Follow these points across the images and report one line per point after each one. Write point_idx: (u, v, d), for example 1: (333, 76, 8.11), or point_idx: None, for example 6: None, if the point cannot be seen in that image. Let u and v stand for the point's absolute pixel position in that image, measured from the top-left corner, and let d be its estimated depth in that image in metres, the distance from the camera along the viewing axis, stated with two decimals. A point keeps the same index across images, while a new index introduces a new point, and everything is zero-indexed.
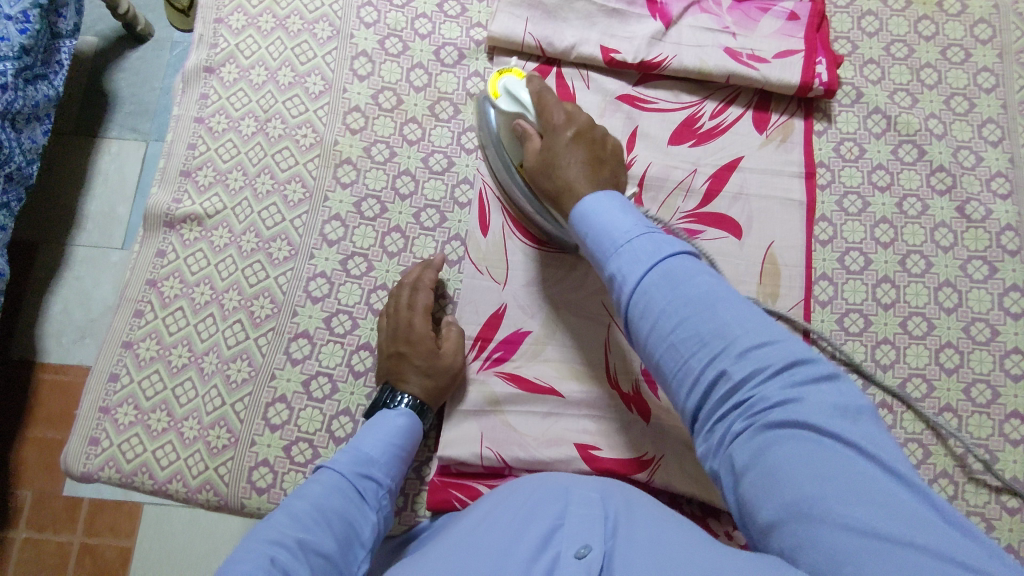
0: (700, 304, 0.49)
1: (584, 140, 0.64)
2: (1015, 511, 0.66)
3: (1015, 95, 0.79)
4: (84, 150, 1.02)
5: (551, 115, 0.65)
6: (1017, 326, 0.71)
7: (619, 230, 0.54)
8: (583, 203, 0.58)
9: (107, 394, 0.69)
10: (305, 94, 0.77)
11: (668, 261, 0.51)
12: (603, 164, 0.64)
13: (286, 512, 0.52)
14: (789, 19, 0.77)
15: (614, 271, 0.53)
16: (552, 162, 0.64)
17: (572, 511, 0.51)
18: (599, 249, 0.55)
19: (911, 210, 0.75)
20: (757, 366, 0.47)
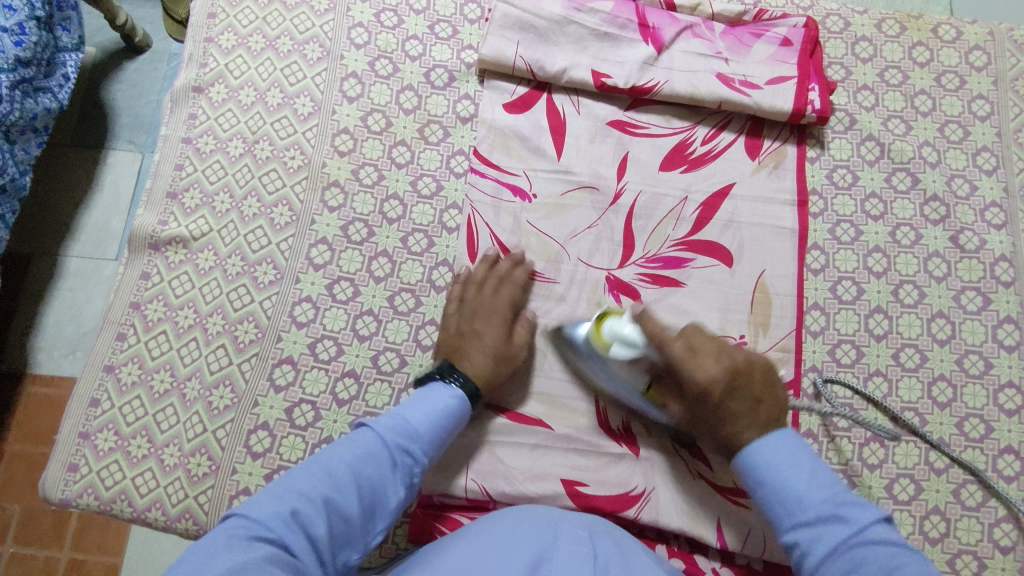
0: (880, 565, 0.50)
1: (741, 384, 0.60)
2: (1008, 550, 0.65)
3: (1011, 123, 0.78)
4: (80, 161, 1.05)
5: (690, 374, 0.59)
6: (1011, 359, 0.70)
7: (796, 486, 0.55)
8: (755, 443, 0.58)
9: (87, 419, 0.68)
10: (294, 115, 0.76)
11: (853, 526, 0.52)
12: (761, 403, 0.60)
13: (322, 466, 0.54)
14: (783, 45, 0.77)
15: (797, 541, 0.54)
16: (712, 411, 0.60)
17: (561, 548, 0.51)
18: (778, 505, 0.56)
19: (904, 239, 0.74)
20: (865, 542, 0.51)
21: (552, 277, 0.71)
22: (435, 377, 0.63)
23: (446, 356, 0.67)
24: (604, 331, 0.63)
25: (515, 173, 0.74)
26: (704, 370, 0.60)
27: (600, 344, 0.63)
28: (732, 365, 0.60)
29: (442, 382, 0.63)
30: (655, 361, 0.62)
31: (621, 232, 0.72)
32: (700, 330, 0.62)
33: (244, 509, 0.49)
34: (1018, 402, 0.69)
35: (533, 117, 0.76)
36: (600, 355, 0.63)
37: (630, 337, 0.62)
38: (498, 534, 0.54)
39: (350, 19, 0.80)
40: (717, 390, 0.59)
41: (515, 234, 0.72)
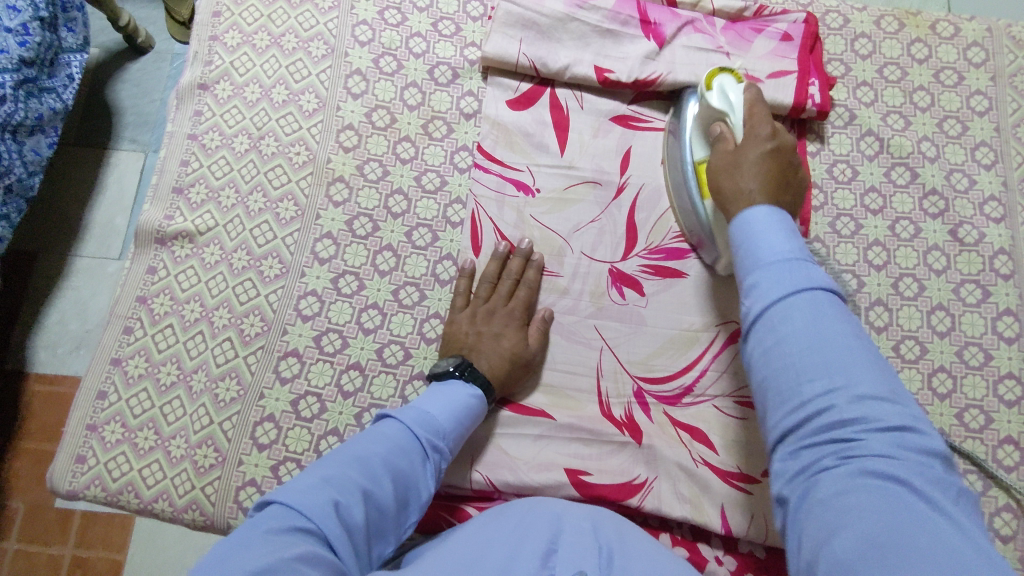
0: (815, 317, 0.43)
1: (785, 185, 0.57)
2: (1008, 539, 0.66)
3: (1009, 118, 0.79)
4: (83, 159, 1.06)
5: (756, 125, 0.60)
6: (1011, 350, 0.71)
7: (773, 251, 0.47)
8: (750, 210, 0.51)
9: (94, 412, 0.68)
10: (299, 111, 0.77)
11: (812, 278, 0.45)
12: (787, 185, 0.57)
13: (357, 457, 0.54)
14: (783, 41, 0.77)
15: (755, 284, 0.47)
16: (732, 161, 0.59)
17: (564, 537, 0.52)
18: (744, 262, 0.49)
19: (904, 233, 0.75)
20: (862, 431, 0.40)
21: (555, 270, 0.72)
22: (452, 373, 0.64)
23: (458, 352, 0.67)
24: (715, 79, 0.66)
25: (519, 169, 0.75)
26: (753, 141, 0.59)
27: (706, 84, 0.66)
28: (778, 146, 0.59)
29: (460, 379, 0.63)
30: (724, 129, 0.63)
31: (624, 225, 0.73)
32: (760, 100, 0.62)
33: (284, 497, 0.49)
34: (1018, 392, 0.70)
35: (536, 113, 0.77)
36: (703, 99, 0.67)
37: (723, 97, 0.64)
38: (504, 526, 0.54)
39: (354, 16, 0.80)
40: (754, 154, 0.58)
41: (519, 228, 0.73)
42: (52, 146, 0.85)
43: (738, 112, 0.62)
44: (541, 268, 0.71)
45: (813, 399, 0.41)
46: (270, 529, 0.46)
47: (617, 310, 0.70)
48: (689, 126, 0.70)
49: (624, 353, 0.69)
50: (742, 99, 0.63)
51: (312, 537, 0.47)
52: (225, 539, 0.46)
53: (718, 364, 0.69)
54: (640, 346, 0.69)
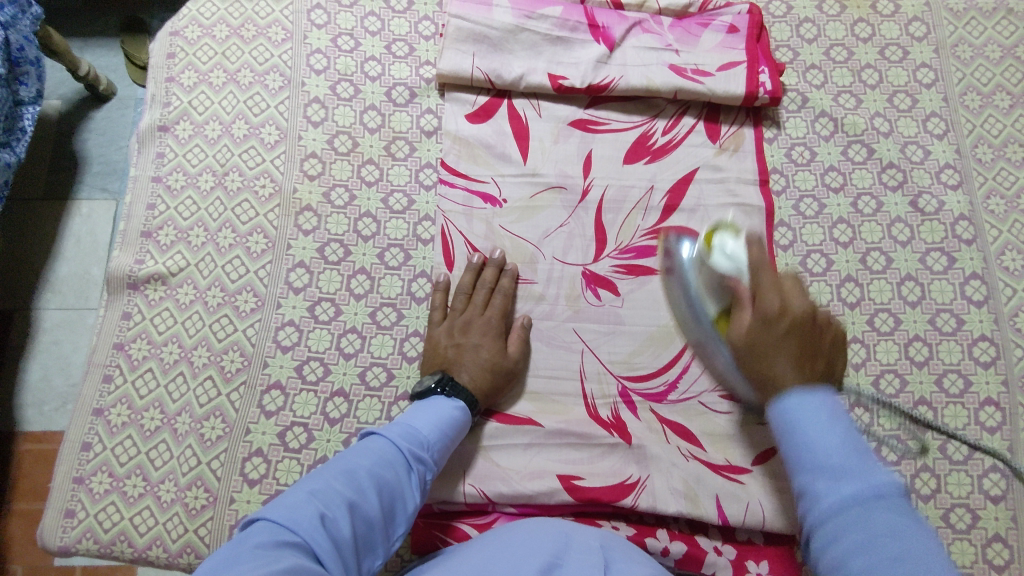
0: (870, 518, 0.41)
1: (812, 351, 0.51)
2: (998, 499, 0.67)
3: (956, 88, 0.81)
4: (53, 210, 1.11)
5: (765, 301, 0.53)
6: (981, 313, 0.72)
7: (822, 457, 0.43)
8: (783, 400, 0.47)
9: (80, 464, 0.67)
10: (261, 145, 0.77)
11: (876, 488, 0.42)
12: (819, 368, 0.50)
13: (343, 471, 0.54)
14: (729, 32, 0.79)
15: (807, 485, 0.44)
16: (754, 349, 0.52)
17: (572, 554, 0.54)
18: (795, 464, 0.45)
19: (866, 208, 0.76)
20: None
21: (530, 277, 0.73)
22: (434, 390, 0.64)
23: (440, 368, 0.68)
24: (714, 240, 0.63)
25: (484, 181, 0.75)
26: (773, 327, 0.52)
27: (707, 247, 0.63)
28: (805, 327, 0.52)
29: (443, 394, 0.64)
30: (739, 292, 0.57)
31: (592, 227, 0.74)
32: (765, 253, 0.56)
33: (272, 512, 0.49)
34: (992, 354, 0.71)
35: (496, 125, 0.77)
36: (704, 257, 0.64)
37: (732, 252, 0.61)
38: (513, 540, 0.56)
39: (308, 46, 0.81)
40: (779, 330, 0.52)
41: (490, 239, 0.73)
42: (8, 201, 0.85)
43: (746, 277, 0.58)
44: (516, 277, 0.72)
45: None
46: (257, 544, 0.46)
47: (595, 311, 0.71)
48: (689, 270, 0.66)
49: (605, 354, 0.70)
50: (743, 252, 0.60)
51: (300, 551, 0.47)
52: (212, 555, 0.46)
53: None
54: (620, 345, 0.70)
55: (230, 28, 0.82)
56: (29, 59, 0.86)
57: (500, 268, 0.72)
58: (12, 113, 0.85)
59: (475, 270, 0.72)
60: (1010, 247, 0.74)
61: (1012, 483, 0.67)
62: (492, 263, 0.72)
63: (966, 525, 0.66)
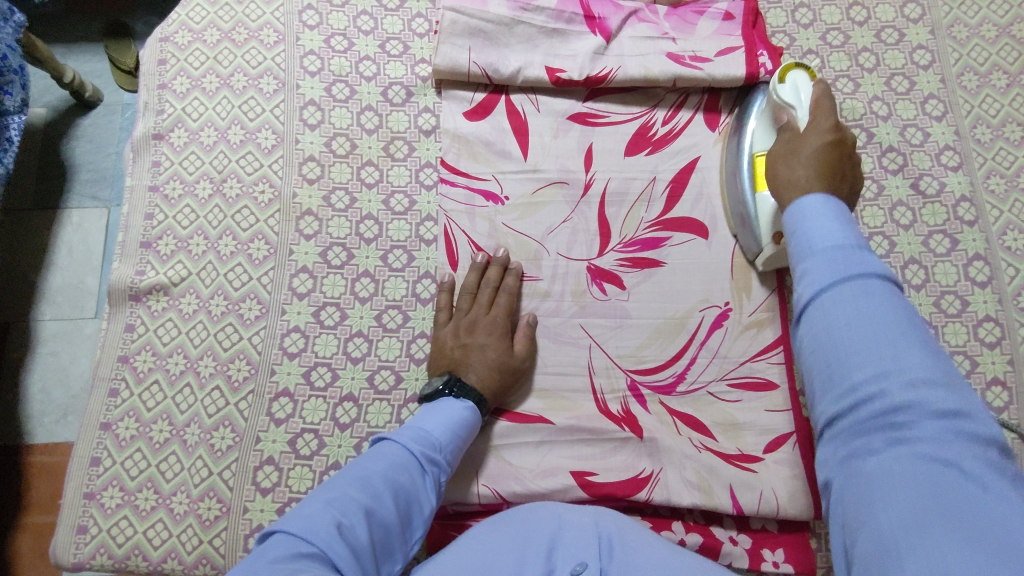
0: (865, 308, 0.41)
1: (845, 154, 0.57)
2: None
3: (953, 69, 0.81)
4: (46, 220, 1.10)
5: (817, 120, 0.60)
6: (985, 294, 0.72)
7: (823, 241, 0.45)
8: (803, 200, 0.49)
9: (90, 479, 0.67)
10: (258, 150, 0.76)
11: (861, 269, 0.42)
12: (846, 180, 0.56)
13: (357, 477, 0.54)
14: (725, 19, 0.79)
15: (804, 272, 0.45)
16: (789, 151, 0.59)
17: (564, 527, 0.56)
18: (797, 254, 0.46)
19: (868, 192, 0.76)
20: (911, 413, 0.37)
21: (535, 274, 0.72)
22: (442, 392, 0.64)
23: (447, 369, 0.67)
24: (788, 74, 0.67)
25: (485, 178, 0.75)
26: (814, 133, 0.59)
27: (777, 79, 0.67)
28: (839, 138, 0.58)
29: (452, 396, 0.63)
30: (791, 117, 0.64)
31: (596, 221, 0.74)
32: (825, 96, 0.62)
33: (289, 525, 0.49)
34: (998, 334, 0.71)
35: (494, 121, 0.77)
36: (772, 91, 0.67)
37: (789, 93, 0.65)
38: (505, 527, 0.57)
39: (301, 47, 0.80)
40: (812, 145, 0.57)
41: (493, 237, 0.73)
42: None
43: (804, 111, 0.63)
44: (521, 275, 0.71)
45: (865, 385, 0.39)
46: (276, 557, 0.46)
47: (602, 306, 0.71)
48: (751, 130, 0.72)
49: (613, 348, 0.70)
50: (811, 94, 0.64)
51: (320, 562, 0.47)
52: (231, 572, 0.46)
53: (707, 346, 0.69)
54: (627, 338, 0.70)
55: (221, 32, 0.80)
56: (13, 68, 0.85)
57: (504, 266, 0.71)
58: None
59: (479, 269, 0.71)
60: (1012, 227, 0.75)
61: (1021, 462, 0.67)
62: (496, 261, 0.71)
63: None
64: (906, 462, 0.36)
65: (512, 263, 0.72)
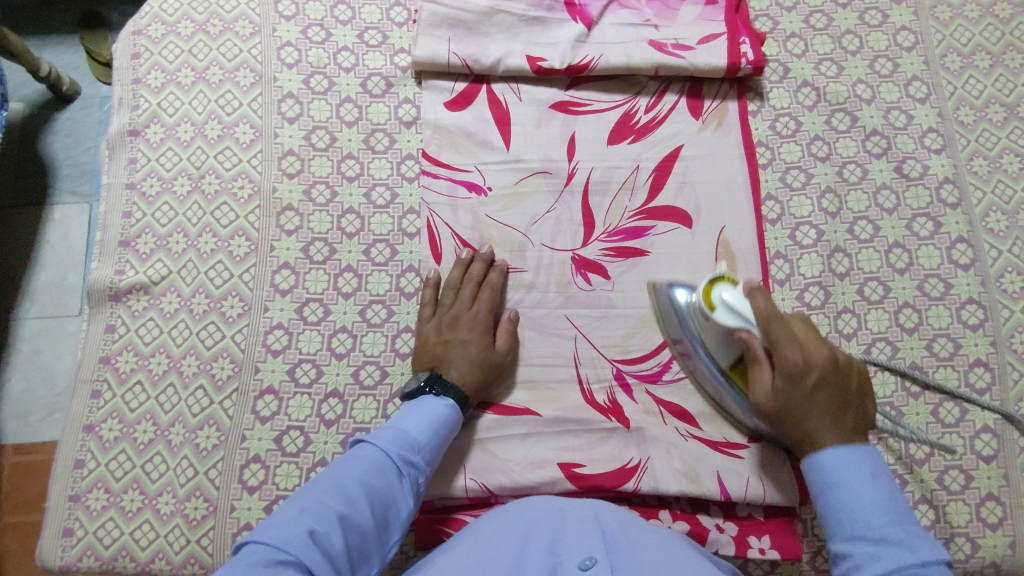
0: (862, 506, 0.54)
1: (834, 381, 0.59)
2: (991, 458, 0.68)
3: (936, 50, 0.80)
4: (25, 218, 1.08)
5: (788, 358, 0.59)
6: (968, 277, 0.73)
7: (865, 526, 0.53)
8: (821, 453, 0.57)
9: (75, 482, 0.66)
10: (236, 145, 0.75)
11: (915, 555, 0.50)
12: (849, 409, 0.59)
13: (332, 484, 0.54)
14: (708, 4, 0.78)
15: (821, 486, 0.56)
16: (800, 407, 0.59)
17: (569, 528, 0.54)
18: (809, 476, 0.58)
19: (852, 176, 0.76)
20: (870, 533, 0.53)
21: (519, 265, 0.72)
22: (423, 389, 0.64)
23: (429, 366, 0.67)
24: (713, 298, 0.63)
25: (467, 170, 0.74)
26: (799, 394, 0.59)
27: (705, 305, 0.63)
28: (821, 377, 0.59)
29: (433, 394, 0.63)
30: (756, 350, 0.61)
31: (579, 211, 0.73)
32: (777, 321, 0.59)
33: (265, 532, 0.49)
34: (980, 316, 0.71)
35: (476, 111, 0.76)
36: (705, 317, 0.63)
37: (736, 303, 0.61)
38: (506, 525, 0.56)
39: (277, 39, 0.79)
40: (806, 397, 0.58)
41: (477, 229, 0.72)
42: None
43: (756, 326, 0.61)
44: (505, 271, 0.71)
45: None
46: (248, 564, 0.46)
47: (586, 296, 0.71)
48: (685, 310, 0.66)
49: (599, 339, 0.70)
50: (748, 304, 0.61)
51: (293, 569, 0.47)
52: None
53: None
54: (613, 328, 0.70)
55: (195, 24, 0.79)
56: None
57: (489, 262, 0.71)
58: None
59: (462, 264, 0.70)
60: (994, 209, 0.75)
61: (1003, 442, 0.68)
62: (480, 257, 0.71)
63: (960, 486, 0.67)
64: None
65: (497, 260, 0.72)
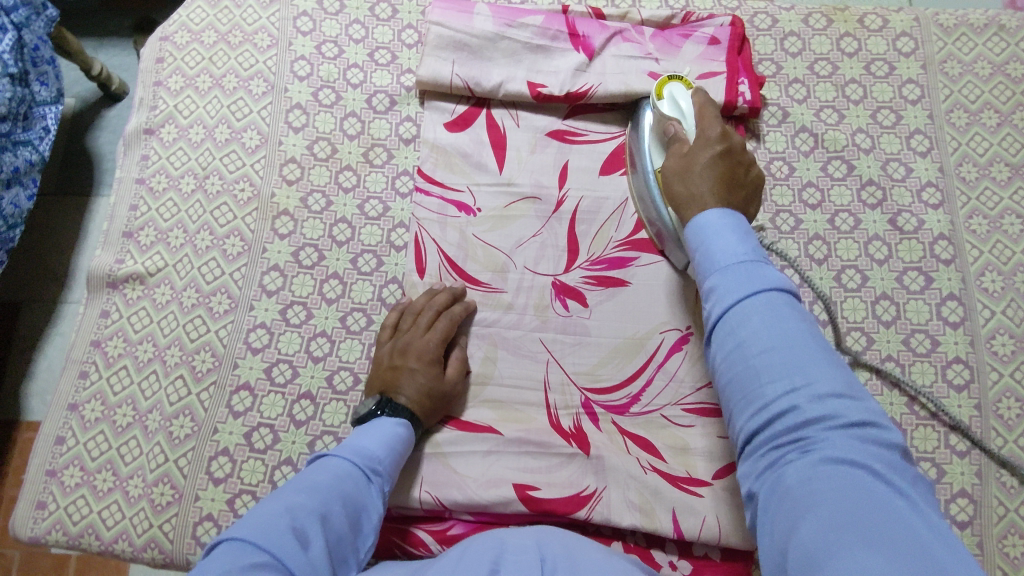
0: (778, 333, 0.47)
1: (732, 180, 0.61)
2: (966, 524, 0.65)
3: (942, 105, 0.79)
4: (63, 206, 1.14)
5: (707, 128, 0.65)
6: (957, 335, 0.71)
7: (727, 257, 0.52)
8: (708, 216, 0.55)
9: (53, 457, 0.69)
10: (242, 149, 0.79)
11: (766, 285, 0.49)
12: (736, 189, 0.61)
13: (303, 491, 0.55)
14: (711, 44, 0.78)
15: (715, 287, 0.51)
16: (688, 164, 0.63)
17: (509, 557, 0.54)
18: (704, 269, 0.53)
19: (843, 225, 0.75)
20: (823, 429, 0.43)
21: (499, 286, 0.73)
22: (374, 413, 0.64)
23: (379, 390, 0.67)
24: (664, 87, 0.70)
25: (459, 189, 0.76)
26: (704, 142, 0.64)
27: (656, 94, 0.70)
28: (728, 147, 0.63)
29: (383, 416, 0.64)
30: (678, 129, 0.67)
31: (565, 237, 0.74)
32: (709, 103, 0.67)
33: (244, 532, 0.50)
34: (966, 376, 0.70)
35: (473, 133, 0.78)
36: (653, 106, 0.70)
37: (677, 106, 0.69)
38: (443, 560, 0.55)
39: (292, 52, 0.82)
40: (703, 159, 0.62)
41: (461, 248, 0.74)
42: (31, 198, 0.91)
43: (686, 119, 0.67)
44: (470, 307, 0.71)
45: (775, 401, 0.45)
46: (226, 570, 0.46)
47: (562, 322, 0.71)
48: (646, 134, 0.72)
49: (570, 364, 0.70)
50: (692, 103, 0.68)
51: (275, 568, 0.48)
52: None
53: (664, 368, 0.69)
54: (585, 355, 0.70)
55: (218, 34, 0.83)
56: (46, 59, 0.93)
57: (454, 294, 0.71)
58: (30, 113, 0.91)
59: (429, 292, 0.71)
60: (990, 268, 0.73)
61: (981, 509, 0.66)
62: (447, 289, 0.71)
63: None
64: (819, 453, 0.42)
65: (466, 296, 0.72)
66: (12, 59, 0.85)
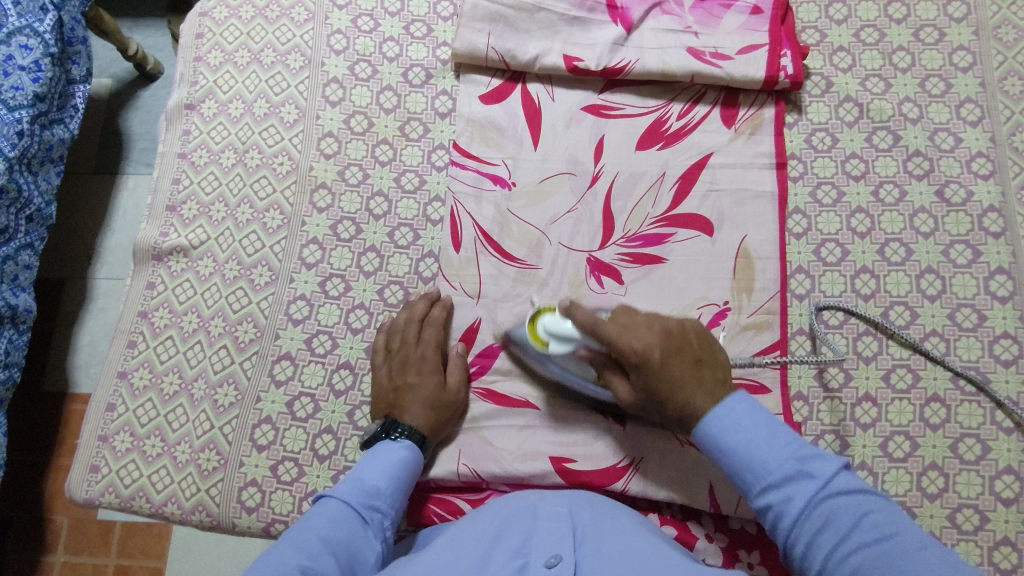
0: (848, 515, 0.51)
1: (676, 348, 0.60)
2: (1011, 502, 0.64)
3: (995, 72, 0.76)
4: (105, 184, 1.17)
5: (625, 344, 0.59)
6: (1005, 309, 0.69)
7: (768, 458, 0.55)
8: (711, 415, 0.57)
9: (105, 423, 0.72)
10: (280, 123, 0.79)
11: (822, 481, 0.53)
12: (700, 367, 0.60)
13: (290, 548, 0.54)
14: (753, 13, 0.76)
15: (771, 501, 0.54)
16: (661, 380, 0.59)
17: (541, 525, 0.55)
18: (737, 471, 0.56)
19: (888, 197, 0.73)
20: (891, 544, 0.49)
21: (534, 262, 0.72)
22: (380, 435, 0.65)
23: (385, 412, 0.67)
24: (539, 331, 0.64)
25: (495, 163, 0.76)
26: (644, 340, 0.60)
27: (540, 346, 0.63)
28: (670, 333, 0.61)
29: (389, 439, 0.64)
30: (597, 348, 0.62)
31: (600, 212, 0.74)
32: (592, 317, 0.60)
33: None
34: (1014, 352, 0.68)
35: (508, 107, 0.78)
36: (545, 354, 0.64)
37: (566, 332, 0.62)
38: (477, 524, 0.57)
39: (329, 26, 0.83)
40: (659, 346, 0.59)
41: (497, 221, 0.74)
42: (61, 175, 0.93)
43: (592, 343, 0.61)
44: (448, 306, 0.71)
45: (868, 541, 0.50)
46: None
47: (597, 296, 0.71)
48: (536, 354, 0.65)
49: None
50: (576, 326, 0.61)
51: None
52: None
53: None
54: None
55: (255, 9, 0.84)
56: (80, 39, 0.94)
57: (449, 306, 0.71)
58: (65, 91, 0.93)
59: (409, 305, 0.71)
60: None
61: None
62: (425, 297, 0.71)
63: (974, 527, 0.64)
64: None
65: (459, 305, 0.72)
66: (54, 38, 0.87)
